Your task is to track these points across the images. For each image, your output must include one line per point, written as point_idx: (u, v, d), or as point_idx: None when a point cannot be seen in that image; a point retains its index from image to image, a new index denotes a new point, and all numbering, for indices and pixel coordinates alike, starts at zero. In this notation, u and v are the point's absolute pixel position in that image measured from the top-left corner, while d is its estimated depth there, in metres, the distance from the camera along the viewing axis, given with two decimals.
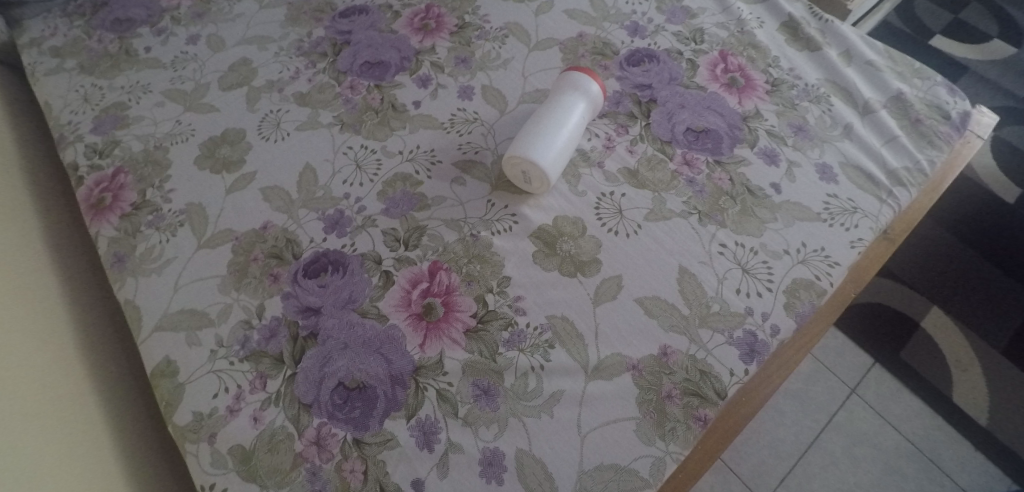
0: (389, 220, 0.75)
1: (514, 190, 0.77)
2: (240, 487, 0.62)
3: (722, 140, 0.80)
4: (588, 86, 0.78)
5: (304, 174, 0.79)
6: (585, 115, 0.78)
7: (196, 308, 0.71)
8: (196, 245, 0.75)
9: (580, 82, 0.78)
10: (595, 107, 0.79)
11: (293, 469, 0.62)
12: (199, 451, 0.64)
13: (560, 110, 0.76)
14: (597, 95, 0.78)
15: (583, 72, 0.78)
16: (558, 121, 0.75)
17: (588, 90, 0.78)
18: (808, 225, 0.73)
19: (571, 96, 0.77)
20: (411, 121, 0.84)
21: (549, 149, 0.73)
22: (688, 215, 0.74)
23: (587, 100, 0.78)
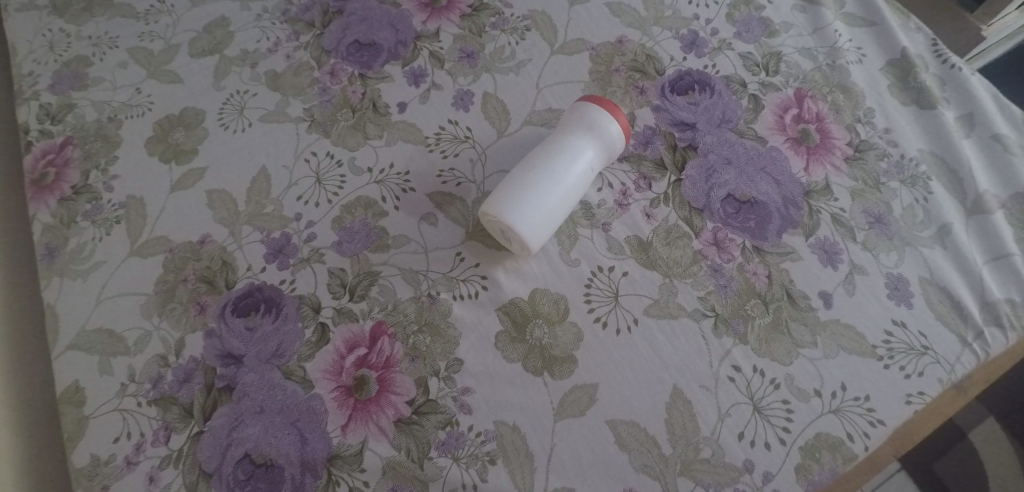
0: (338, 258, 0.63)
1: (493, 244, 0.62)
2: None
3: (771, 219, 0.62)
4: (605, 127, 0.60)
5: (257, 180, 0.68)
6: (594, 165, 0.61)
7: (114, 329, 0.62)
8: (127, 250, 0.66)
9: (596, 121, 0.60)
10: (610, 155, 0.62)
11: None
12: None
13: (562, 155, 0.59)
14: (616, 140, 0.61)
15: (604, 106, 0.61)
16: (556, 172, 0.58)
17: (604, 132, 0.60)
18: (855, 361, 0.57)
19: (580, 138, 0.60)
20: (391, 129, 0.69)
21: (536, 210, 0.57)
22: (700, 316, 0.59)
23: (600, 145, 0.61)
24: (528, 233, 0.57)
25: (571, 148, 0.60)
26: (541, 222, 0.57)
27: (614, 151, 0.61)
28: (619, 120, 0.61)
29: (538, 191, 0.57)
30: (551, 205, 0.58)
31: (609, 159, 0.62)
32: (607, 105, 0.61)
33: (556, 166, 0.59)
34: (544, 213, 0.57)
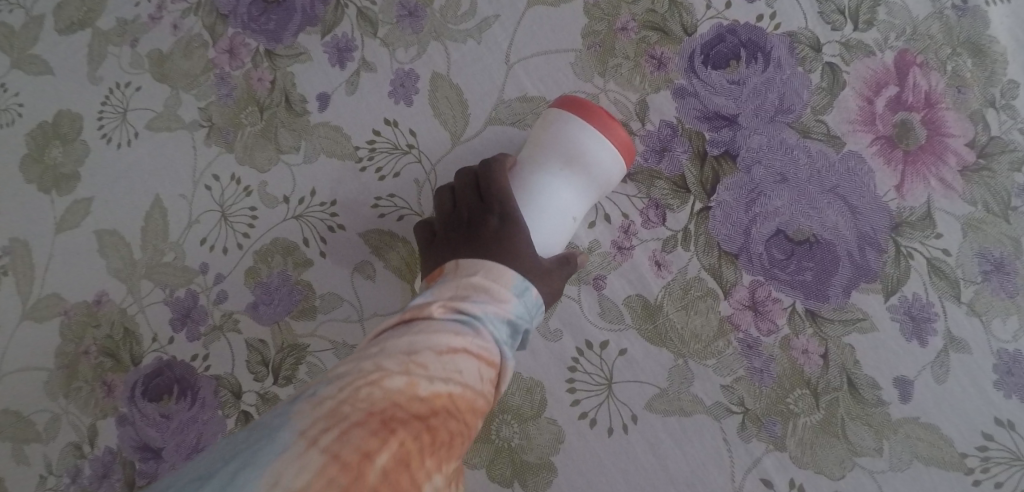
0: (256, 325, 0.49)
1: None
2: None
3: (836, 268, 0.44)
4: (588, 156, 0.41)
5: (153, 216, 0.53)
6: (578, 208, 0.43)
7: (19, 411, 0.52)
8: (18, 311, 0.54)
9: (573, 148, 0.41)
10: (603, 189, 0.43)
11: None
12: None
13: (528, 200, 0.42)
14: (607, 171, 0.42)
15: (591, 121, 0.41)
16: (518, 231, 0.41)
17: (589, 163, 0.41)
18: (932, 475, 0.42)
19: (554, 174, 0.42)
20: (312, 138, 0.52)
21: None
22: (723, 413, 0.44)
23: (583, 182, 0.42)
24: None
25: (538, 191, 0.42)
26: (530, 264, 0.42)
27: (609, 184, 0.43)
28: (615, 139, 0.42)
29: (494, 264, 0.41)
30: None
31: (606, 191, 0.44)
32: (594, 117, 0.41)
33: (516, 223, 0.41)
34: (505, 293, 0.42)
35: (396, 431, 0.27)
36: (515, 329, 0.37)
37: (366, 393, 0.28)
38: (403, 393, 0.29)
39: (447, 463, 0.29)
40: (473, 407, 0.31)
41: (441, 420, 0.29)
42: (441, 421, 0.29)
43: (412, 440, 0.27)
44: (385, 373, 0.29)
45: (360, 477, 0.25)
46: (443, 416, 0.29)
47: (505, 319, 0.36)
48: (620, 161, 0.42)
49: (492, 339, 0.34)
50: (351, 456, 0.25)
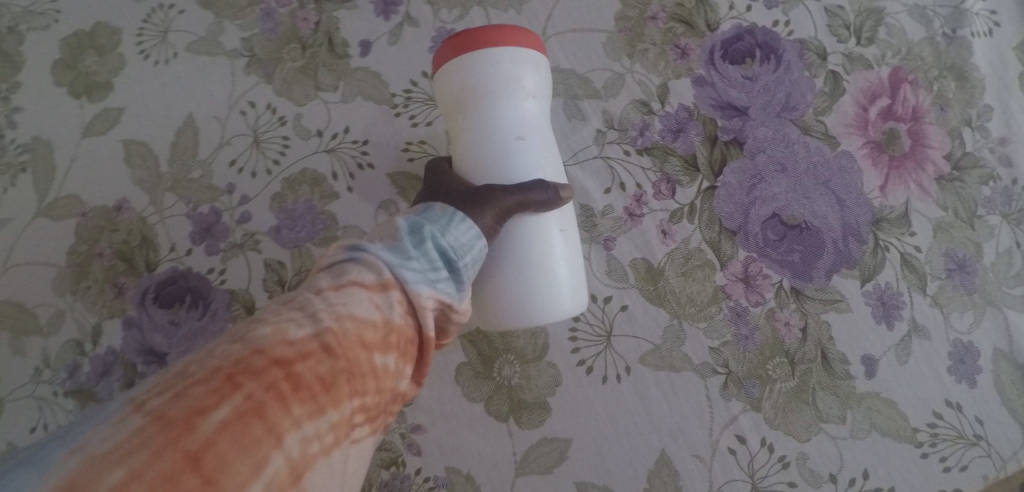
0: (276, 248, 0.51)
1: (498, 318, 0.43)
2: None
3: (821, 253, 0.49)
4: (492, 73, 0.39)
5: (184, 134, 0.54)
6: (530, 120, 0.41)
7: (22, 303, 0.53)
8: (33, 208, 0.55)
9: (471, 80, 0.39)
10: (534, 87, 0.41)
11: None
12: None
13: (472, 149, 0.41)
14: (516, 70, 0.39)
15: (467, 48, 0.39)
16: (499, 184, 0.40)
17: (497, 69, 0.39)
18: (887, 445, 0.47)
19: (468, 117, 0.40)
20: (350, 80, 0.54)
21: (547, 267, 0.40)
22: (708, 372, 0.48)
23: (509, 93, 0.40)
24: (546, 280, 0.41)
25: (484, 131, 0.40)
26: (538, 221, 0.41)
27: (532, 84, 0.41)
28: (507, 40, 0.39)
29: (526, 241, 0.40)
30: (541, 235, 0.41)
31: (545, 84, 0.42)
32: (462, 42, 0.39)
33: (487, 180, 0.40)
34: (554, 260, 0.41)
35: (245, 384, 0.26)
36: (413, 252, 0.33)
37: (228, 348, 0.27)
38: (266, 343, 0.27)
39: (324, 407, 0.27)
40: (361, 344, 0.29)
41: (311, 363, 0.27)
42: (308, 365, 0.27)
43: (263, 392, 0.26)
44: (249, 331, 0.28)
45: (188, 432, 0.24)
46: (319, 358, 0.27)
47: (399, 248, 0.33)
48: (522, 49, 0.40)
49: (385, 263, 0.32)
50: (178, 416, 0.24)
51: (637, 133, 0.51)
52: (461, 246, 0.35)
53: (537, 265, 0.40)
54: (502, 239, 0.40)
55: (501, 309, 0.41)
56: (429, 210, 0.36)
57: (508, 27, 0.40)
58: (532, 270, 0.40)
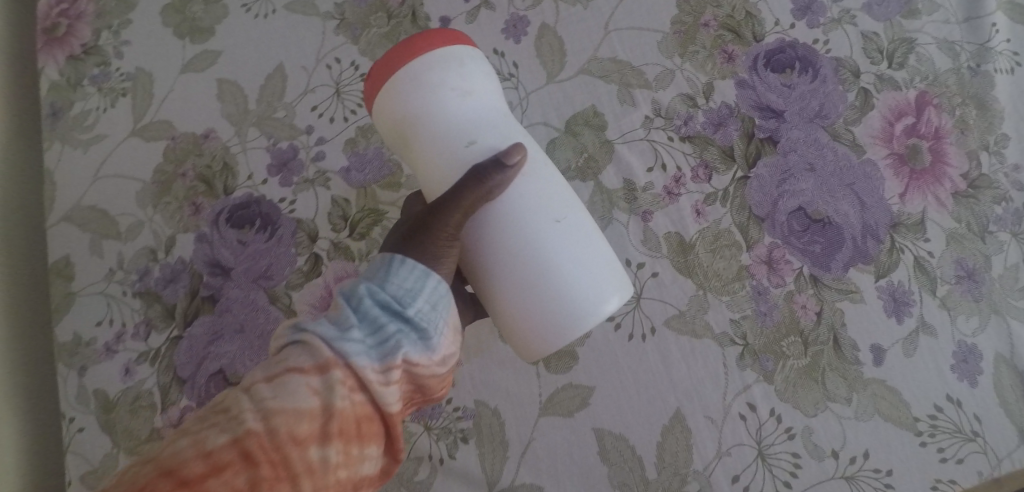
0: (344, 186, 0.57)
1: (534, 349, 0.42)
2: (94, 435, 0.54)
3: (841, 247, 0.53)
4: (416, 93, 0.38)
5: (272, 79, 0.60)
6: (477, 117, 0.39)
7: (107, 210, 0.58)
8: (129, 128, 0.60)
9: (400, 109, 0.39)
10: (462, 83, 0.39)
11: (145, 442, 0.53)
12: (67, 379, 0.55)
13: (432, 160, 0.39)
14: (435, 77, 0.38)
15: (381, 81, 0.39)
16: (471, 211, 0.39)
17: (416, 82, 0.38)
18: (888, 430, 0.50)
19: (413, 135, 0.39)
20: None
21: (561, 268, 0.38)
22: (727, 342, 0.51)
23: (439, 104, 0.38)
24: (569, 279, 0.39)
25: (434, 153, 0.39)
26: (533, 219, 0.39)
27: (457, 81, 0.39)
28: (412, 56, 0.38)
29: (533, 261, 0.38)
30: (540, 242, 0.38)
31: (474, 65, 0.40)
32: (376, 80, 0.39)
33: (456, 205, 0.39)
34: (566, 264, 0.39)
35: None
36: (351, 319, 0.31)
37: (155, 460, 0.27)
38: (184, 455, 0.27)
39: None
40: (297, 438, 0.28)
41: (227, 476, 0.26)
42: (223, 478, 0.26)
43: None
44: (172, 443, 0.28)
45: None
46: (236, 469, 0.27)
47: (338, 320, 0.32)
48: (430, 53, 0.38)
49: (319, 339, 0.30)
50: None
51: (681, 123, 0.56)
52: (409, 291, 0.33)
53: (555, 277, 0.38)
54: (509, 266, 0.39)
55: (541, 338, 0.39)
56: (372, 264, 0.35)
57: (411, 40, 0.39)
58: (551, 293, 0.38)
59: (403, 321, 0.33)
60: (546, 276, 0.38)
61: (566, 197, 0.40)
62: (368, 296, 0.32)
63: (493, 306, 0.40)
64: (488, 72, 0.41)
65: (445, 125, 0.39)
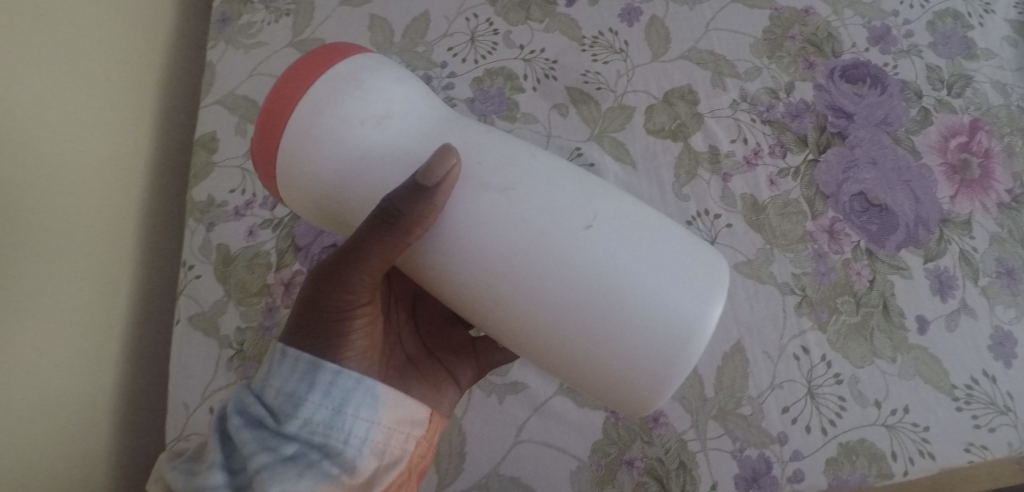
0: (467, 112, 0.65)
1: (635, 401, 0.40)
2: (208, 282, 0.60)
3: (895, 231, 0.60)
4: (315, 152, 0.39)
5: (417, 22, 0.70)
6: (396, 131, 0.40)
7: (257, 102, 0.67)
8: (287, 41, 0.70)
9: (310, 176, 0.40)
10: (361, 109, 0.39)
11: (256, 294, 0.59)
12: (195, 232, 0.62)
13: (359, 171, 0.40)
14: (324, 119, 0.39)
15: (272, 153, 0.41)
16: (490, 264, 0.38)
17: (305, 136, 0.39)
18: (929, 391, 0.55)
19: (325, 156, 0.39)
20: (553, 19, 0.70)
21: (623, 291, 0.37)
22: (788, 291, 0.58)
23: (350, 141, 0.39)
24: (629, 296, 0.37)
25: (368, 202, 0.40)
26: (564, 247, 0.37)
27: (351, 108, 0.39)
28: (285, 110, 0.40)
29: (602, 295, 0.36)
30: (591, 268, 0.37)
31: (359, 73, 0.40)
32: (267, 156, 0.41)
33: (420, 253, 0.41)
34: (636, 276, 0.37)
35: None
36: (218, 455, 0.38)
37: None
38: None
39: None
40: None
41: None
42: None
43: None
44: None
45: None
46: None
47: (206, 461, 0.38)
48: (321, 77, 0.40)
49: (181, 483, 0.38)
50: None
51: (764, 109, 0.65)
52: (284, 399, 0.39)
53: (640, 299, 0.37)
54: (568, 314, 0.37)
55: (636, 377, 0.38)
56: (270, 358, 0.40)
57: (286, 83, 0.40)
58: (627, 325, 0.37)
59: (290, 443, 0.38)
60: (623, 306, 0.37)
61: (586, 194, 0.39)
62: (239, 418, 0.39)
63: (576, 366, 0.39)
64: (382, 71, 0.41)
65: (368, 169, 0.40)
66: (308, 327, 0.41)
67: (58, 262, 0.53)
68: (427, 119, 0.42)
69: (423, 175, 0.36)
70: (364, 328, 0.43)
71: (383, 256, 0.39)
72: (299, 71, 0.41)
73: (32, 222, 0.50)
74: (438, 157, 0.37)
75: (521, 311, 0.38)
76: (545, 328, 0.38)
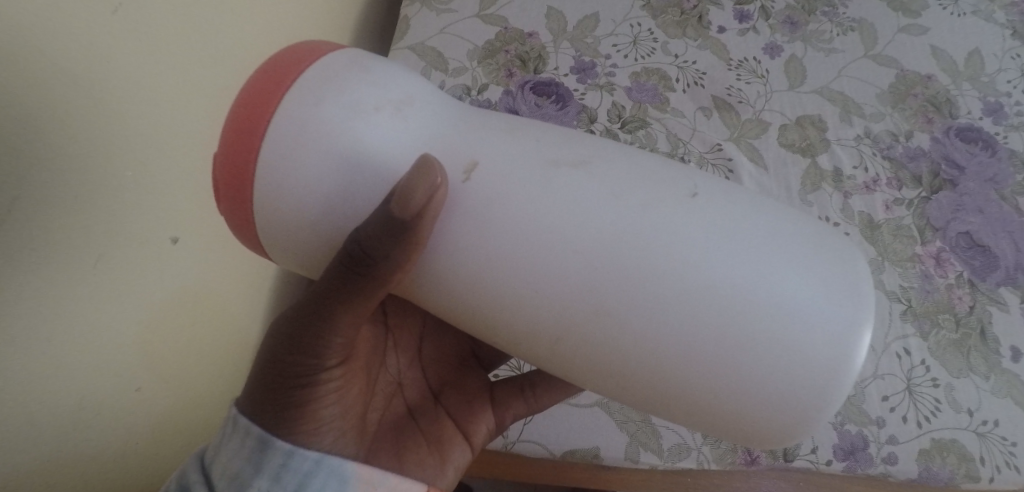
0: (625, 97, 0.75)
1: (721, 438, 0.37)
2: None
3: (996, 269, 0.66)
4: (303, 187, 0.32)
5: (587, 19, 0.81)
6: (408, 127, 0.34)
7: (442, 52, 0.77)
8: (474, 12, 0.81)
9: (294, 220, 0.33)
10: (364, 126, 0.32)
11: None
12: None
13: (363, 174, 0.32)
14: (308, 118, 0.32)
15: (245, 193, 0.33)
16: (521, 320, 0.33)
17: (277, 161, 0.32)
18: (1018, 412, 0.59)
19: (315, 167, 0.32)
20: (705, 40, 0.80)
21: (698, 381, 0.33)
22: (894, 299, 0.63)
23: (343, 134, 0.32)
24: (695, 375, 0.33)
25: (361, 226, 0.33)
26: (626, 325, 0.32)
27: (345, 126, 0.32)
28: (251, 140, 0.32)
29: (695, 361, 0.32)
30: (649, 332, 0.32)
31: (332, 76, 0.33)
32: (239, 200, 0.33)
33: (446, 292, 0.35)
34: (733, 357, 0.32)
35: None
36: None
37: None
38: None
39: None
40: None
41: None
42: None
43: None
44: None
45: None
46: None
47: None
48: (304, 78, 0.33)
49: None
50: None
51: (885, 147, 0.73)
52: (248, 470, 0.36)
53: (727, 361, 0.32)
54: (618, 375, 0.34)
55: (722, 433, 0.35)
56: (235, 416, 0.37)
57: (253, 89, 0.33)
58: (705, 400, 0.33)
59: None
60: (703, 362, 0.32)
61: (642, 211, 0.32)
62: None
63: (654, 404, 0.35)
64: (360, 70, 0.33)
65: (364, 204, 0.33)
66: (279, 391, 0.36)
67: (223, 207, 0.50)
68: (430, 122, 0.35)
69: (400, 206, 0.29)
70: (336, 384, 0.38)
71: (357, 304, 0.33)
72: (261, 83, 0.33)
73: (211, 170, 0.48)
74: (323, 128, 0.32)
75: (565, 361, 0.35)
76: (608, 378, 0.34)
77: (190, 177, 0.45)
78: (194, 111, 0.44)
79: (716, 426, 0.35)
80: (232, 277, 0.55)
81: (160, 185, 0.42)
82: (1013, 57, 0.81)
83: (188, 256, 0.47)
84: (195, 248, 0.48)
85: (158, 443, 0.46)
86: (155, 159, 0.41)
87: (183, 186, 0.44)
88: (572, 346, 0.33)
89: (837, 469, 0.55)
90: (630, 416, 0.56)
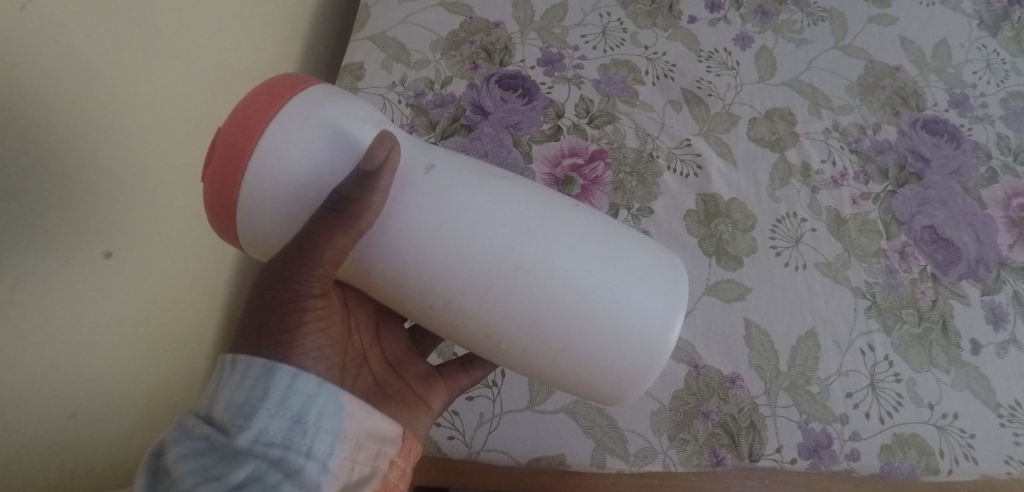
0: (593, 90, 0.73)
1: (604, 396, 0.40)
2: None
3: (959, 262, 0.67)
4: (292, 158, 0.36)
5: (556, 9, 0.79)
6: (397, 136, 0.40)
7: (404, 44, 0.74)
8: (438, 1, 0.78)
9: (274, 186, 0.36)
10: (357, 126, 0.37)
11: None
12: None
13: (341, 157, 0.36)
14: (312, 111, 0.37)
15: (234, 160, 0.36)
16: (458, 265, 0.37)
17: (276, 137, 0.36)
18: (977, 404, 0.61)
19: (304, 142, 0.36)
20: (675, 30, 0.78)
21: (604, 310, 0.37)
22: (859, 294, 0.64)
23: (336, 126, 0.37)
24: (604, 309, 0.37)
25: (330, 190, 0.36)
26: (550, 259, 0.37)
27: (337, 117, 0.37)
28: (262, 113, 0.36)
29: (597, 296, 0.37)
30: (568, 265, 0.37)
31: (338, 92, 0.39)
32: (225, 170, 0.36)
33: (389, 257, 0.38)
34: (622, 293, 0.37)
35: None
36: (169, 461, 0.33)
37: None
38: None
39: None
40: None
41: None
42: None
43: None
44: None
45: None
46: None
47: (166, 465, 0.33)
48: (315, 87, 0.39)
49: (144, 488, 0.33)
50: None
51: (853, 140, 0.73)
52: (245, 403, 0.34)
53: (618, 298, 0.37)
54: (538, 316, 0.37)
55: (613, 379, 0.39)
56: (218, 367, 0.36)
57: (269, 87, 0.38)
58: (607, 333, 0.37)
59: (240, 466, 0.33)
60: (585, 328, 0.37)
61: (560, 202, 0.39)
62: (182, 448, 0.33)
63: (532, 368, 0.40)
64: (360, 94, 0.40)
65: (339, 176, 0.37)
66: (252, 331, 0.37)
67: (165, 207, 0.47)
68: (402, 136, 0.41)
69: (365, 162, 0.36)
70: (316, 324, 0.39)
71: (331, 248, 0.36)
72: (276, 85, 0.38)
73: (138, 165, 0.44)
74: (320, 118, 0.36)
75: (494, 309, 0.37)
76: (513, 333, 0.38)
77: (118, 183, 0.42)
78: (118, 120, 0.41)
79: (603, 375, 0.39)
80: (184, 302, 0.52)
81: (79, 188, 0.39)
82: (980, 47, 0.81)
83: (131, 259, 0.44)
84: (138, 259, 0.45)
85: (89, 470, 0.42)
86: (74, 172, 0.38)
87: (105, 181, 0.41)
88: (500, 289, 0.37)
89: (801, 466, 0.56)
90: (597, 421, 0.56)
